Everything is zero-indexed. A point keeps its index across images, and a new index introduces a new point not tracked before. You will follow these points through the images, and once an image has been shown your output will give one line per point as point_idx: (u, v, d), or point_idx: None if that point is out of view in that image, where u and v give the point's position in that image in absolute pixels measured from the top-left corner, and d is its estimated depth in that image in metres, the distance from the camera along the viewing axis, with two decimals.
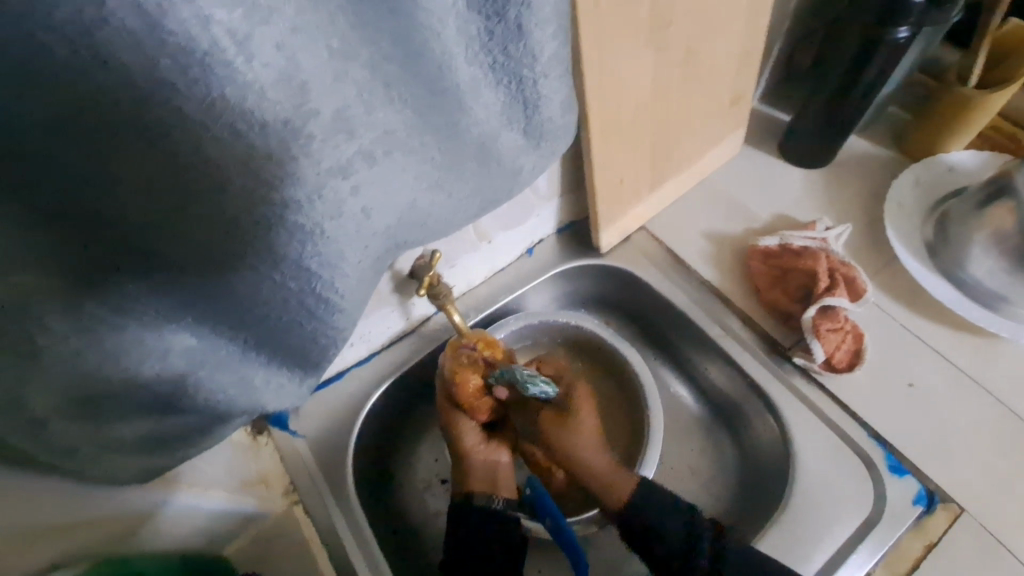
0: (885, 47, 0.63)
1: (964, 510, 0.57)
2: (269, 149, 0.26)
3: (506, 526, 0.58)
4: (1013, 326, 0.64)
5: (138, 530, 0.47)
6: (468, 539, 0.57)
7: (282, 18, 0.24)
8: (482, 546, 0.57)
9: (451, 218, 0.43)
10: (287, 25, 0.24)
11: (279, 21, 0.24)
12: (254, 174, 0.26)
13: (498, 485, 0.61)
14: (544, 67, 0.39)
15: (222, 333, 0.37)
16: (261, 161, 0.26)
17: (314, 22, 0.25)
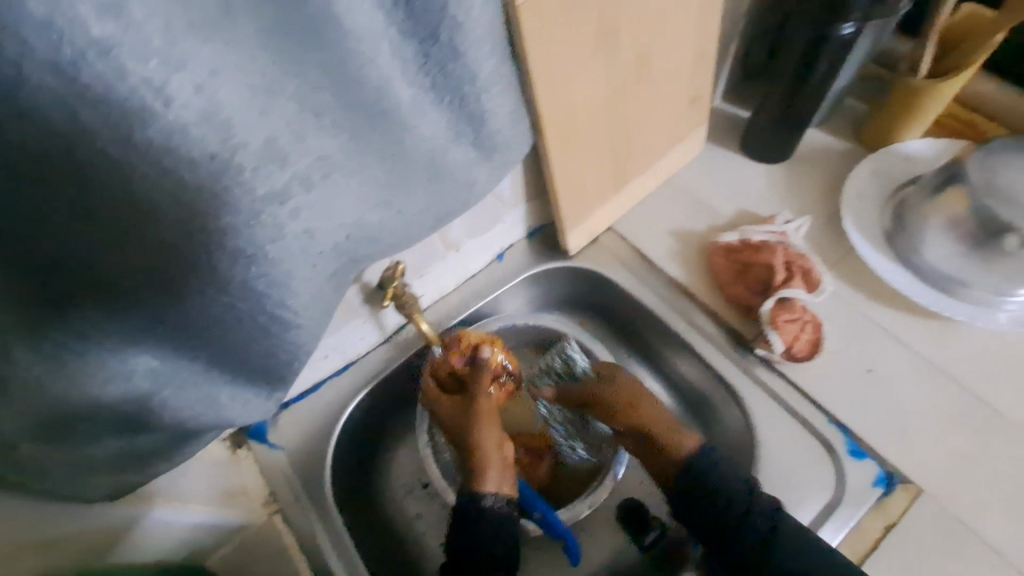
0: (833, 43, 0.64)
1: (922, 489, 0.59)
2: (198, 182, 0.27)
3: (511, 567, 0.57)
4: (968, 309, 0.66)
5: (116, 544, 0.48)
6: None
7: (199, 61, 0.25)
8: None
9: (404, 231, 0.45)
10: (204, 68, 0.25)
11: (194, 65, 0.25)
12: (187, 205, 0.28)
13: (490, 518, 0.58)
14: (483, 84, 0.41)
15: (184, 355, 0.38)
16: (192, 193, 0.27)
17: (233, 61, 0.26)
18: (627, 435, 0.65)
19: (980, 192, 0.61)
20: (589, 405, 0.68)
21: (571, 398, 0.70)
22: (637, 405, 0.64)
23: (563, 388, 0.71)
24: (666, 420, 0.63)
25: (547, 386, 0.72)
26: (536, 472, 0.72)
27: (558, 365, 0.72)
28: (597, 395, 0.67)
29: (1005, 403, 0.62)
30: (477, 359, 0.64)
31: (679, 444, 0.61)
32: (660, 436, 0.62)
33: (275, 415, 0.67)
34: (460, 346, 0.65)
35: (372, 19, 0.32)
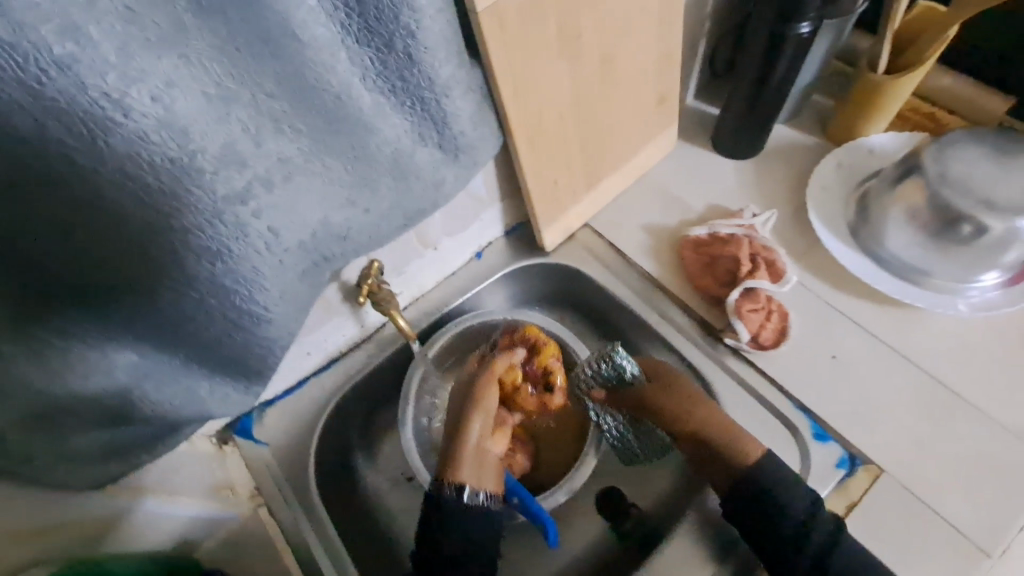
0: (791, 41, 0.66)
1: (884, 470, 0.61)
2: (160, 184, 0.29)
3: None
4: (928, 296, 0.68)
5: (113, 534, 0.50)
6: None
7: (156, 74, 0.27)
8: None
9: (373, 229, 0.47)
10: (161, 80, 0.27)
11: (152, 77, 0.27)
12: (151, 207, 0.30)
13: (452, 529, 0.58)
14: (443, 88, 0.43)
15: (162, 350, 0.40)
16: (154, 195, 0.29)
17: (189, 73, 0.28)
18: (686, 440, 0.63)
19: (935, 183, 0.63)
20: (644, 409, 0.67)
21: (626, 402, 0.69)
22: (693, 408, 0.63)
23: (615, 393, 0.69)
24: (725, 429, 0.60)
25: (597, 388, 0.71)
26: (514, 464, 0.72)
27: (607, 368, 0.70)
28: (653, 398, 0.65)
29: (965, 386, 0.64)
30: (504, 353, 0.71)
31: (745, 452, 0.58)
32: (722, 444, 0.60)
33: (260, 412, 0.69)
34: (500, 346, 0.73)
35: (325, 30, 0.34)
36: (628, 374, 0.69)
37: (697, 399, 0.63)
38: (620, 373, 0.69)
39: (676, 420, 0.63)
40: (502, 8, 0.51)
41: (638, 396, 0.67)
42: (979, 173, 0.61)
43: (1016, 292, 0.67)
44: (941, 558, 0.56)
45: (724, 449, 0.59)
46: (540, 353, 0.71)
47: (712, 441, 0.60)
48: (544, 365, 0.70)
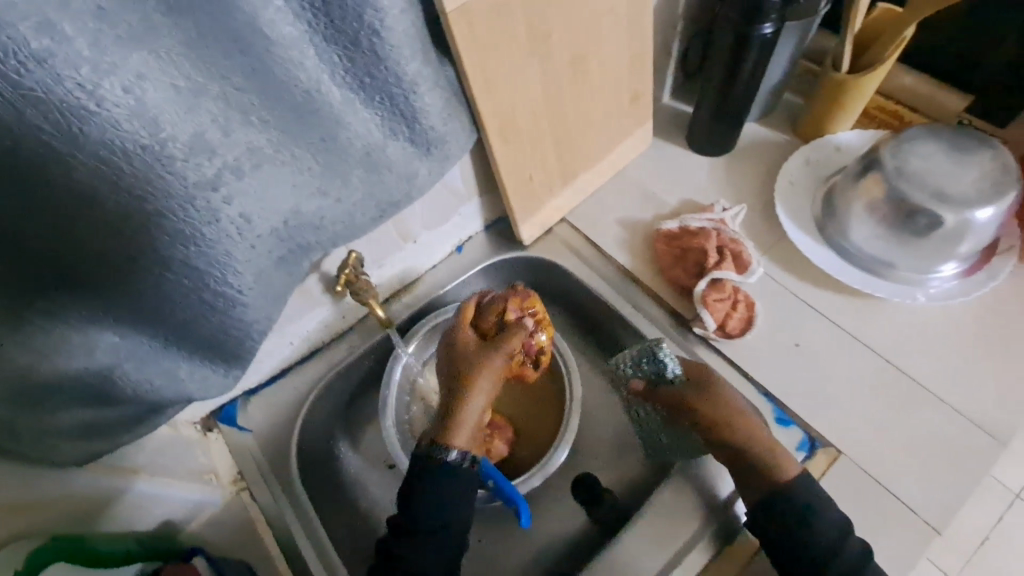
0: (755, 42, 0.69)
1: (842, 452, 0.63)
2: (133, 170, 0.32)
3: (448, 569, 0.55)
4: (888, 286, 0.71)
5: (105, 512, 0.53)
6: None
7: (127, 68, 0.29)
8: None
9: (347, 219, 0.50)
10: (133, 73, 0.29)
11: (124, 70, 0.29)
12: (125, 191, 0.32)
13: (446, 505, 0.55)
14: (411, 84, 0.45)
15: (142, 331, 0.43)
16: (128, 180, 0.32)
17: (159, 68, 0.31)
18: (721, 447, 0.60)
19: (892, 178, 0.66)
20: (683, 411, 0.63)
21: (665, 400, 0.65)
22: (734, 423, 0.59)
23: (654, 389, 0.66)
24: (767, 447, 0.58)
25: (636, 380, 0.69)
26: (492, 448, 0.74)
27: (648, 363, 0.67)
28: (693, 403, 0.61)
29: (922, 372, 0.66)
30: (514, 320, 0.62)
31: (780, 467, 0.57)
32: (759, 456, 0.58)
33: (244, 401, 0.71)
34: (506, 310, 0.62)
35: (291, 28, 0.36)
36: (670, 373, 0.65)
37: (742, 411, 0.60)
38: (661, 369, 0.65)
39: (713, 430, 0.60)
40: (471, 9, 0.53)
41: (676, 397, 0.63)
42: (934, 167, 0.64)
43: (972, 282, 0.70)
44: (896, 536, 0.59)
45: (759, 463, 0.58)
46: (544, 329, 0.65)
47: (748, 453, 0.58)
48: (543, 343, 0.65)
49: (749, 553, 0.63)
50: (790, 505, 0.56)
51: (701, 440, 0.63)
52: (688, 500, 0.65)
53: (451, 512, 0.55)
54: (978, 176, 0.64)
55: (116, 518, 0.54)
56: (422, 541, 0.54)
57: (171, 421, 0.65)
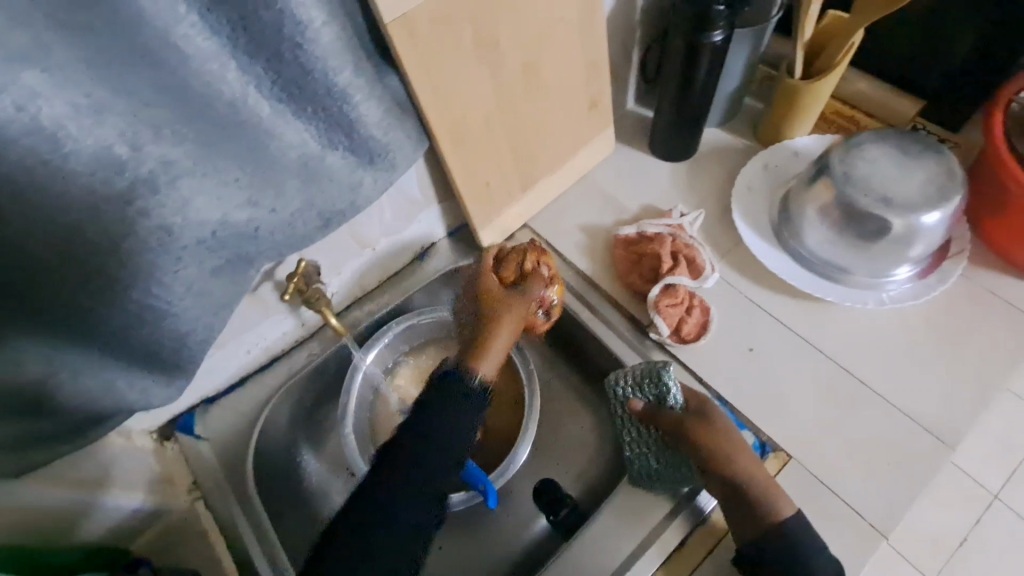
0: (707, 49, 0.69)
1: (791, 456, 0.64)
2: (35, 184, 0.32)
3: (443, 489, 0.52)
4: (840, 290, 0.71)
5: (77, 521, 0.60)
6: (396, 510, 0.49)
7: (19, 85, 0.29)
8: (418, 520, 0.50)
9: (288, 229, 0.50)
10: (25, 90, 0.29)
11: (14, 88, 0.29)
12: (29, 205, 0.33)
13: (458, 421, 0.53)
14: (343, 94, 0.46)
15: (72, 346, 0.42)
16: (29, 194, 0.32)
17: (56, 84, 0.31)
18: (718, 480, 0.58)
19: (840, 183, 0.66)
20: (682, 438, 0.61)
21: (665, 426, 0.63)
22: (734, 456, 0.58)
23: (654, 412, 0.64)
24: (765, 478, 0.57)
25: (635, 401, 0.66)
26: None
27: (650, 385, 0.65)
28: (695, 431, 0.60)
29: (872, 376, 0.67)
30: (536, 268, 0.64)
31: (778, 508, 0.55)
32: (759, 493, 0.56)
33: (203, 410, 0.71)
34: (523, 262, 0.65)
35: (204, 41, 0.37)
36: (671, 400, 0.63)
37: (739, 445, 0.58)
38: (662, 394, 0.64)
39: (711, 460, 0.58)
40: (412, 19, 0.54)
41: (677, 423, 0.61)
42: (879, 173, 0.66)
43: (924, 284, 0.71)
44: (847, 540, 0.59)
45: (761, 501, 0.56)
46: (557, 283, 0.66)
47: (749, 491, 0.56)
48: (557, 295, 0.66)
49: (720, 534, 0.62)
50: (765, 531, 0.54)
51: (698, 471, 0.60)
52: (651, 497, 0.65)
53: (461, 431, 0.53)
54: (923, 180, 0.65)
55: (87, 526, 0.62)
56: (427, 452, 0.51)
57: (120, 429, 0.64)
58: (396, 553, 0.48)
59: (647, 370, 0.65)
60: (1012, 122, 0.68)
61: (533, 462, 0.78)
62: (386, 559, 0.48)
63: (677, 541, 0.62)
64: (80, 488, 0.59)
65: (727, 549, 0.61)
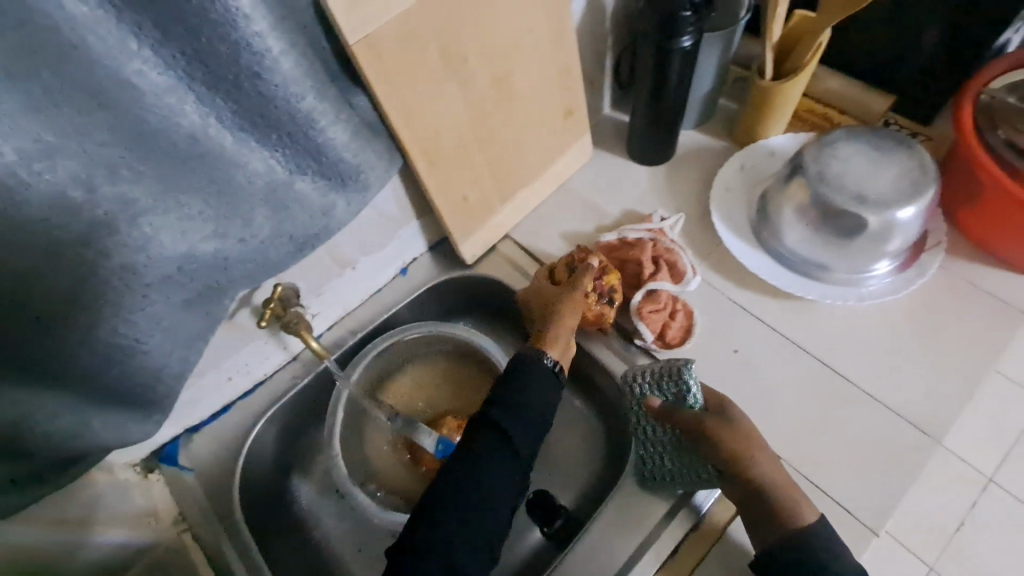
0: (676, 55, 0.70)
1: (779, 457, 0.64)
2: None
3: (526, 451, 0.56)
4: (821, 288, 0.72)
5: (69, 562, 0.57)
6: (486, 471, 0.53)
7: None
8: (503, 479, 0.54)
9: (260, 257, 0.49)
10: None
11: None
12: None
13: (541, 395, 0.58)
14: (307, 119, 0.45)
15: (44, 387, 0.42)
16: None
17: (1, 132, 0.30)
18: (736, 483, 0.57)
19: (814, 182, 0.67)
20: (702, 439, 0.58)
21: (681, 427, 0.60)
22: (757, 458, 0.57)
23: (670, 411, 0.60)
24: (785, 482, 0.57)
25: (652, 399, 0.63)
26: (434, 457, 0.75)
27: (668, 384, 0.64)
28: (716, 432, 0.58)
29: (858, 372, 0.68)
30: (584, 263, 0.70)
31: (800, 511, 0.55)
32: (780, 496, 0.56)
33: (186, 438, 0.70)
34: (574, 260, 0.72)
35: (159, 77, 0.36)
36: (690, 399, 0.63)
37: (763, 446, 0.58)
38: (682, 393, 0.63)
39: (733, 459, 0.57)
40: (376, 40, 0.53)
41: (695, 423, 0.59)
42: (853, 171, 0.66)
43: (903, 279, 0.71)
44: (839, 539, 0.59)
45: (779, 505, 0.55)
46: (610, 273, 0.70)
47: (766, 493, 0.56)
48: (611, 285, 0.70)
49: (714, 534, 0.62)
50: (763, 532, 0.55)
51: (717, 472, 0.60)
52: (652, 499, 0.64)
53: (546, 402, 0.58)
54: (897, 174, 0.66)
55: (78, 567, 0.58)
56: (514, 423, 0.56)
57: (101, 465, 0.63)
58: (483, 499, 0.53)
59: (666, 369, 0.65)
60: (982, 115, 0.68)
61: None
62: (474, 501, 0.52)
63: (671, 547, 0.62)
64: (66, 527, 0.57)
65: (722, 550, 0.62)
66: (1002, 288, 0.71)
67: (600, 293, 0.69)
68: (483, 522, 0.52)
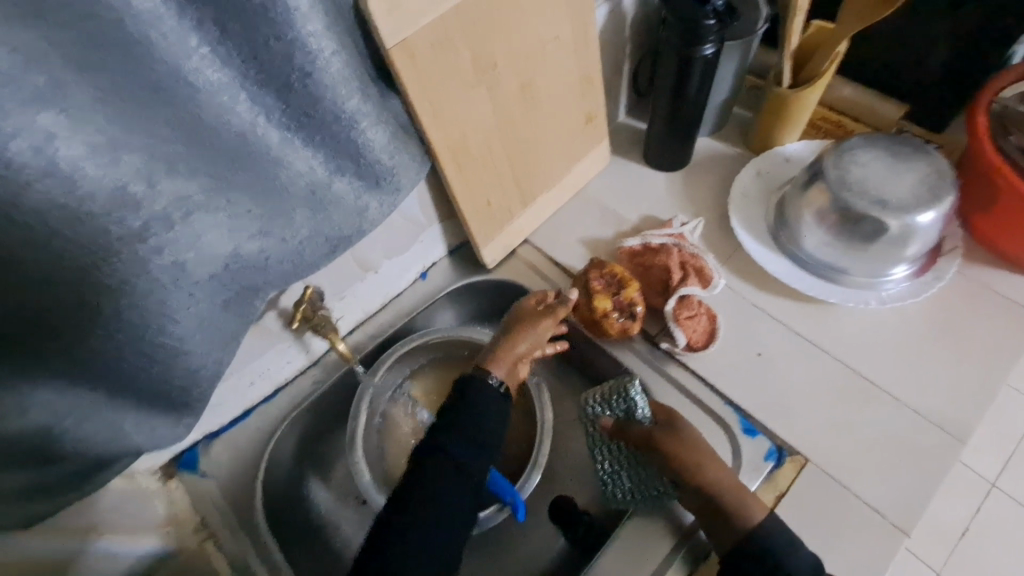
0: (698, 61, 0.71)
1: (808, 459, 0.64)
2: (48, 228, 0.31)
3: (476, 475, 0.56)
4: (841, 291, 0.73)
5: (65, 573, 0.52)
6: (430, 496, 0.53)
7: (34, 127, 0.28)
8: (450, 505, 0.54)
9: (297, 258, 0.49)
10: (40, 133, 0.28)
11: (30, 131, 0.28)
12: (39, 248, 0.31)
13: (486, 417, 0.58)
14: (351, 120, 0.46)
15: (81, 387, 0.41)
16: (42, 237, 0.31)
17: (72, 125, 0.30)
18: (689, 490, 0.59)
19: (836, 187, 0.68)
20: (651, 450, 0.63)
21: (632, 440, 0.65)
22: (704, 464, 0.59)
23: (622, 428, 0.66)
24: (732, 487, 0.58)
25: (605, 418, 0.69)
26: None
27: (618, 401, 0.68)
28: (663, 443, 0.62)
29: (881, 375, 0.68)
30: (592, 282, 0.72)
31: (749, 509, 0.56)
32: (729, 498, 0.57)
33: (204, 445, 0.69)
34: (587, 276, 0.73)
35: (216, 74, 0.37)
36: (638, 413, 0.66)
37: (709, 455, 0.61)
38: (630, 409, 0.67)
39: (677, 467, 0.60)
40: (411, 43, 0.54)
41: (647, 437, 0.64)
42: (873, 175, 0.67)
43: (921, 282, 0.73)
44: (870, 543, 0.59)
45: (728, 507, 0.57)
46: (628, 287, 0.71)
47: (719, 498, 0.57)
48: (630, 298, 0.70)
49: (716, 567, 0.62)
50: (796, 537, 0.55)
51: (672, 483, 0.62)
52: (656, 531, 0.62)
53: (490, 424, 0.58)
54: (916, 181, 0.67)
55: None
56: (465, 449, 0.56)
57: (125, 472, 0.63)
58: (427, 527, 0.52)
59: (616, 389, 0.68)
60: (994, 121, 0.70)
61: (549, 480, 0.77)
62: (418, 530, 0.52)
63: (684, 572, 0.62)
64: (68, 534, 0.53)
65: None
66: (1017, 292, 0.73)
67: (610, 310, 0.70)
68: (440, 552, 0.53)
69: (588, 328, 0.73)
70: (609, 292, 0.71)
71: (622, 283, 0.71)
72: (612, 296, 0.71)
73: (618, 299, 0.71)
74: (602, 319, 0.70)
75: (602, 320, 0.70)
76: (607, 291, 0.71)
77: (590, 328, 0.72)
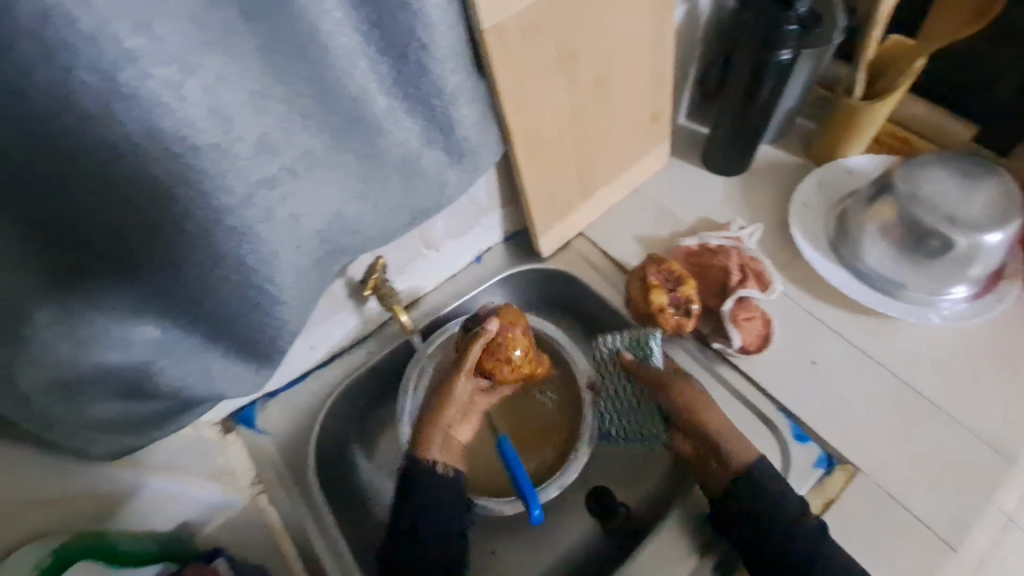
0: (773, 66, 0.71)
1: (858, 469, 0.64)
2: (201, 167, 0.34)
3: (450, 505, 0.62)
4: (901, 307, 0.72)
5: (117, 510, 0.54)
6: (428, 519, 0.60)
7: (205, 69, 0.32)
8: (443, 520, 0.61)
9: (383, 225, 0.51)
10: (210, 75, 0.33)
11: (203, 73, 0.32)
12: (189, 184, 0.34)
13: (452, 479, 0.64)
14: (451, 98, 0.47)
15: (183, 327, 0.43)
16: (194, 173, 0.34)
17: (235, 70, 0.34)
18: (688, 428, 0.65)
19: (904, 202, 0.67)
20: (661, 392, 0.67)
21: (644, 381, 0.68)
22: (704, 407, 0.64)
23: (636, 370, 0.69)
24: (725, 427, 0.63)
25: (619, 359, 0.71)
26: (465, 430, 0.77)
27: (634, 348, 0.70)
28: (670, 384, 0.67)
29: (937, 392, 0.68)
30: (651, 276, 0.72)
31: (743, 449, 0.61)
32: (720, 435, 0.62)
33: (263, 403, 0.72)
34: (645, 271, 0.73)
35: (347, 39, 0.38)
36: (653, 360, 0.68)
37: (709, 401, 0.65)
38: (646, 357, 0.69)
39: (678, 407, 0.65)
40: (506, 27, 0.56)
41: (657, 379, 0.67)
42: (942, 192, 0.66)
43: (983, 304, 0.72)
44: (919, 555, 0.59)
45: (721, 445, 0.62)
46: (685, 283, 0.71)
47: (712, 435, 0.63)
48: (687, 295, 0.71)
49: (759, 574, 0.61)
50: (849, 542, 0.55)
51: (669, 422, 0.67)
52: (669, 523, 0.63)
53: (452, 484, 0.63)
54: (986, 201, 0.66)
55: (124, 518, 0.55)
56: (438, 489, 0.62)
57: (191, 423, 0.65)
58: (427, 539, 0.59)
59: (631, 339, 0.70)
60: None
61: (590, 471, 0.77)
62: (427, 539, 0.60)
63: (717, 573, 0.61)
64: (122, 471, 0.55)
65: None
66: None
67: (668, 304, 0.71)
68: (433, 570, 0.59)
69: (643, 318, 0.73)
70: (665, 286, 0.71)
71: (680, 278, 0.72)
72: (669, 290, 0.71)
73: (676, 293, 0.71)
74: (660, 312, 0.71)
75: (660, 312, 0.71)
76: (663, 285, 0.71)
77: (644, 317, 0.73)
